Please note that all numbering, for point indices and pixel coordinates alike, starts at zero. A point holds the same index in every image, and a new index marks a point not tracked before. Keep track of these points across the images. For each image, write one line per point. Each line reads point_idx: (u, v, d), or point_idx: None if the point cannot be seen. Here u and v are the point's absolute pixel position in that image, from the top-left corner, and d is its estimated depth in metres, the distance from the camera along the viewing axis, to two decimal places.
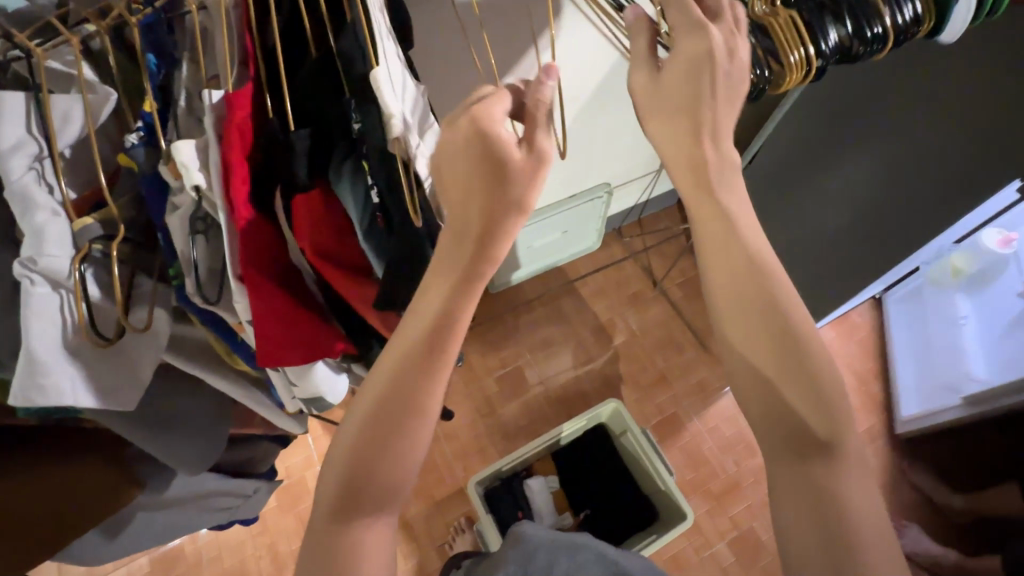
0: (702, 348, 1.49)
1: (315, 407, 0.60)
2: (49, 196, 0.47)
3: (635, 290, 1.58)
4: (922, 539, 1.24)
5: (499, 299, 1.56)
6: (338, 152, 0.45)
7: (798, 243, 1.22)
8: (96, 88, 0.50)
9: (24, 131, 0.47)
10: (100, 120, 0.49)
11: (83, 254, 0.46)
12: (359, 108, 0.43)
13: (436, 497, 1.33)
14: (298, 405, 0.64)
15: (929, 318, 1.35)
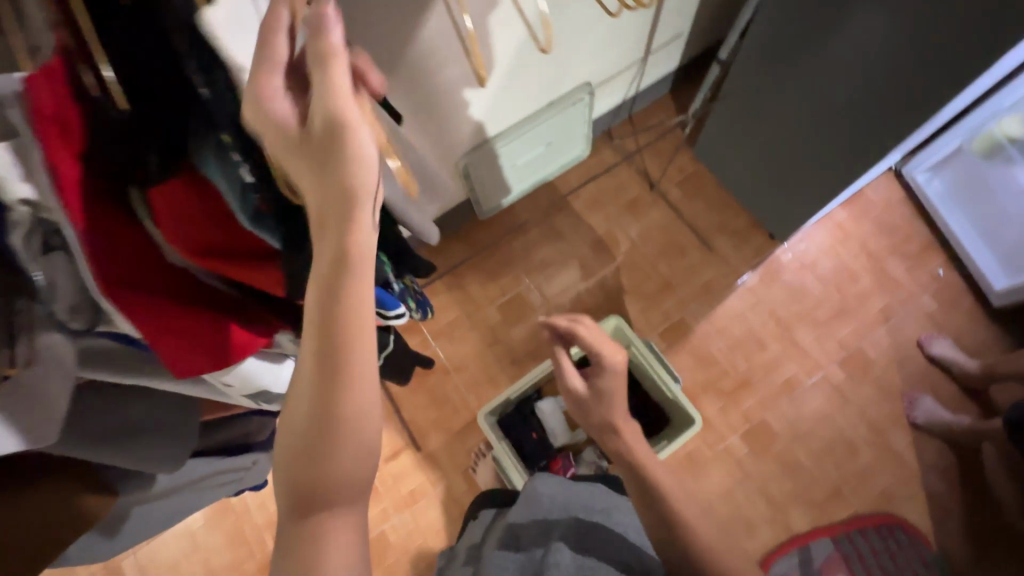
0: (706, 248, 1.43)
1: (263, 398, 0.62)
2: None
3: (631, 195, 1.49)
4: (935, 409, 1.25)
5: (491, 225, 1.50)
6: (195, 132, 0.39)
7: (805, 123, 1.09)
8: None
9: None
10: None
11: None
12: (200, 70, 0.36)
13: (455, 427, 1.37)
14: (256, 396, 0.62)
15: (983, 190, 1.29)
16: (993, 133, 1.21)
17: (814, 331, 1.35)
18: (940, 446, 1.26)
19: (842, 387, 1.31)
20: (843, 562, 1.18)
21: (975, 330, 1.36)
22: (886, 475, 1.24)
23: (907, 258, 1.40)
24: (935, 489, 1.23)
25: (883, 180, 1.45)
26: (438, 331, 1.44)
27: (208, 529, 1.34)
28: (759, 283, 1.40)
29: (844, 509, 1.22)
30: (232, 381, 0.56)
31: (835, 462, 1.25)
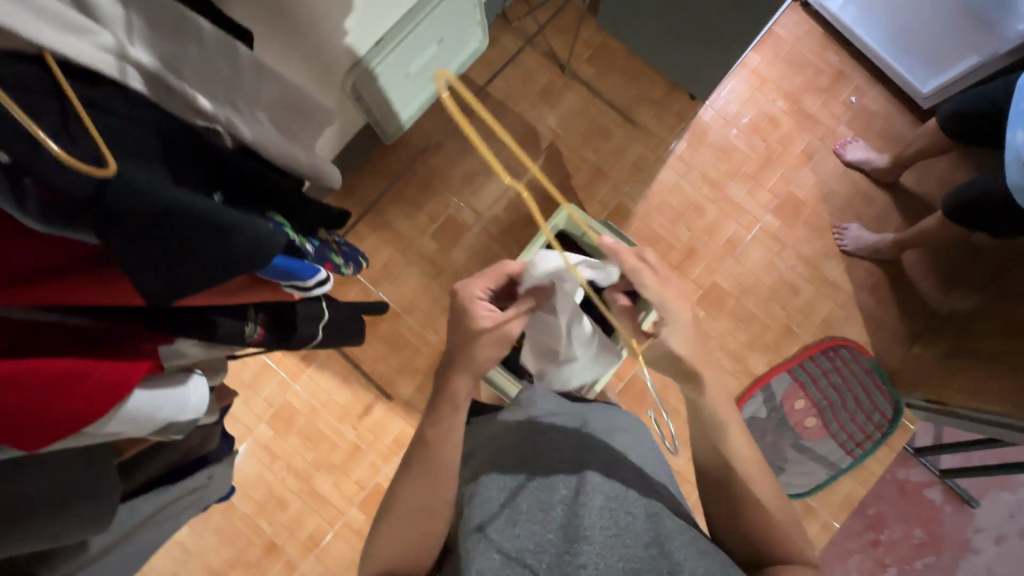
0: (630, 124, 1.36)
1: (306, 317, 0.56)
2: (159, 421, 0.39)
3: (543, 83, 1.37)
4: (863, 233, 1.31)
5: (401, 149, 1.36)
6: (185, 333, 0.41)
7: None
8: (144, 412, 0.38)
9: (140, 425, 0.38)
10: (155, 414, 0.39)
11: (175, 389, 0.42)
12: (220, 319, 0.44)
13: (418, 365, 1.33)
14: (293, 317, 0.54)
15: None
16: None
17: (746, 185, 1.35)
18: (869, 265, 1.33)
19: (778, 234, 1.35)
20: (801, 388, 1.31)
21: (897, 140, 1.36)
22: (827, 303, 1.33)
23: (821, 92, 1.37)
24: (869, 305, 1.33)
25: (789, 13, 1.38)
26: (376, 277, 1.33)
27: (195, 535, 1.28)
28: (688, 148, 1.36)
29: (795, 343, 1.32)
30: (124, 429, 0.36)
31: (781, 305, 1.33)
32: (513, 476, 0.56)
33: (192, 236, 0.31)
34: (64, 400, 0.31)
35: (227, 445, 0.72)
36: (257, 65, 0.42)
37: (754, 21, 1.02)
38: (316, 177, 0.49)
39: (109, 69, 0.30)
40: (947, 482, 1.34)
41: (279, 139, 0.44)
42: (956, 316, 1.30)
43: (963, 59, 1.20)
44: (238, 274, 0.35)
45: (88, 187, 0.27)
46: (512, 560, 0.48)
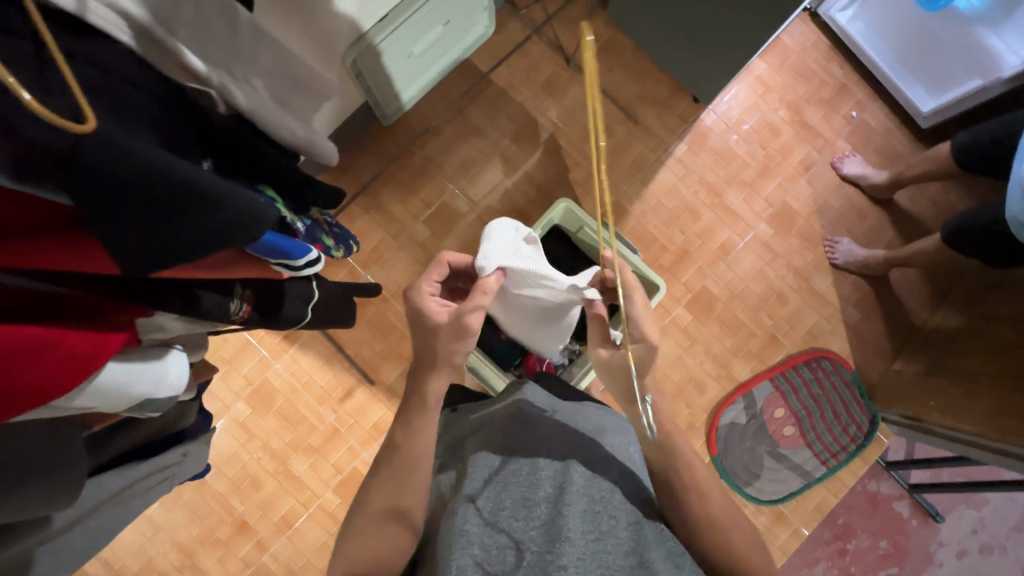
0: (632, 122, 1.35)
1: (295, 297, 0.54)
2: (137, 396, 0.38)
3: (546, 75, 1.35)
4: (854, 248, 1.32)
5: (398, 131, 1.33)
6: (166, 305, 0.39)
7: None
8: (123, 386, 0.36)
9: (118, 398, 0.36)
10: (135, 389, 0.37)
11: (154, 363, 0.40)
12: (204, 294, 0.42)
13: (402, 351, 1.32)
14: (282, 297, 0.52)
15: (905, 12, 1.23)
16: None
17: (743, 193, 1.35)
18: (857, 280, 1.35)
19: (771, 243, 1.35)
20: (782, 396, 1.32)
21: (893, 158, 1.37)
22: (813, 315, 1.34)
23: (823, 104, 1.37)
24: (854, 319, 1.35)
25: (798, 22, 1.38)
26: (365, 260, 1.31)
27: (165, 510, 1.26)
28: (687, 151, 1.36)
29: (779, 352, 1.33)
30: (95, 403, 0.35)
31: (768, 313, 1.34)
32: (496, 473, 0.55)
33: (177, 203, 0.30)
34: (30, 368, 0.29)
35: (203, 422, 0.70)
36: (257, 28, 0.40)
37: (762, 29, 1.02)
38: (310, 152, 0.47)
39: (84, 14, 0.28)
40: (915, 497, 1.37)
41: (275, 109, 0.42)
42: (936, 335, 1.32)
43: (965, 79, 1.22)
44: (225, 247, 0.33)
45: (66, 143, 0.26)
46: (491, 555, 0.45)
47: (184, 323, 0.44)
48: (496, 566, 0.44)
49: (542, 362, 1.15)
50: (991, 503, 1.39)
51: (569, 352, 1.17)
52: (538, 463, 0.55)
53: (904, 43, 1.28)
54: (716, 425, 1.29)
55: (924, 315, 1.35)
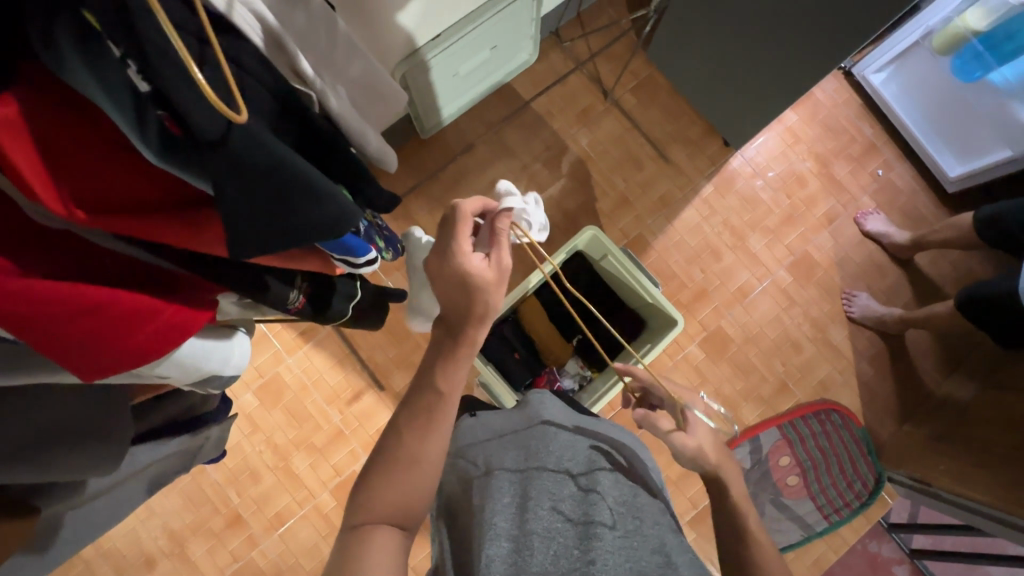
0: (662, 159, 1.38)
1: (344, 292, 0.57)
2: (200, 374, 0.42)
3: (583, 106, 1.39)
4: (871, 303, 1.32)
5: (435, 146, 1.37)
6: (238, 287, 0.42)
7: (766, 38, 1.02)
8: (188, 366, 0.40)
9: (181, 376, 0.40)
10: (199, 368, 0.41)
11: (217, 341, 0.43)
12: (273, 281, 0.45)
13: (414, 361, 1.33)
14: (334, 291, 0.55)
15: (940, 81, 1.26)
16: (956, 28, 1.12)
17: (766, 238, 1.37)
18: (872, 336, 1.35)
19: (789, 290, 1.36)
20: (788, 444, 1.31)
21: (917, 219, 1.38)
22: (826, 366, 1.34)
23: (850, 160, 1.39)
24: (867, 375, 1.34)
25: (832, 79, 1.41)
26: (387, 267, 1.33)
27: (162, 494, 1.26)
28: (714, 193, 1.38)
29: (789, 400, 1.33)
30: (170, 373, 0.39)
31: (781, 360, 1.34)
32: (522, 471, 0.56)
33: (285, 193, 0.32)
34: (122, 332, 0.32)
35: (224, 408, 0.71)
36: (348, 40, 0.46)
37: (799, 83, 1.04)
38: (377, 157, 0.50)
39: (233, 16, 0.32)
40: (916, 563, 1.34)
41: (355, 114, 0.45)
42: (949, 400, 1.31)
43: (995, 149, 1.25)
44: (314, 241, 0.36)
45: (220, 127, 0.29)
46: (521, 544, 0.46)
47: (247, 305, 0.46)
48: (525, 554, 0.45)
49: (553, 385, 1.16)
50: None
51: (580, 377, 1.20)
52: (562, 463, 0.56)
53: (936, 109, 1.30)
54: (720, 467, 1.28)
55: (938, 378, 1.34)
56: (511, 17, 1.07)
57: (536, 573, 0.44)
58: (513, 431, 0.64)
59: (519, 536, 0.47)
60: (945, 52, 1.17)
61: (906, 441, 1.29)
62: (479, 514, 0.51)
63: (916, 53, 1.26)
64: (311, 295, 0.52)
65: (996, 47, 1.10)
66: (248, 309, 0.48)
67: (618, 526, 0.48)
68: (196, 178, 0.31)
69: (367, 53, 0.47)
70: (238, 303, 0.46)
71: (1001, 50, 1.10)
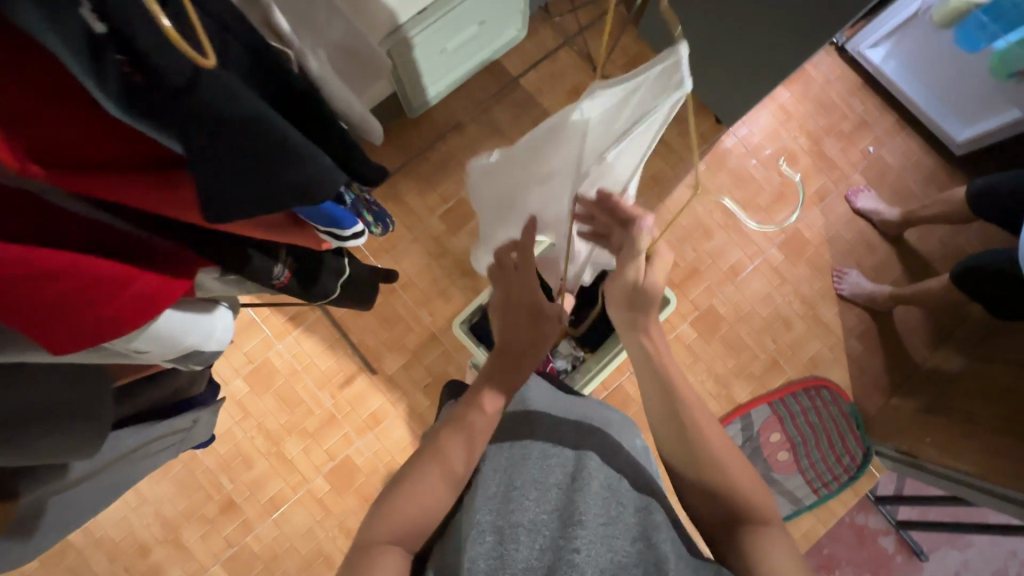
0: None
1: (331, 268, 0.56)
2: (175, 349, 0.41)
3: (573, 83, 1.36)
4: (861, 280, 1.33)
5: (423, 124, 1.34)
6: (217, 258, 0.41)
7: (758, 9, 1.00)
8: (161, 341, 0.39)
9: (153, 349, 0.39)
10: (174, 342, 0.40)
11: (196, 315, 0.43)
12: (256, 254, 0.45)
13: (406, 344, 1.32)
14: (321, 267, 0.54)
15: (939, 50, 1.26)
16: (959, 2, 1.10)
17: (757, 217, 1.37)
18: (861, 312, 1.36)
19: (780, 268, 1.36)
20: (778, 421, 1.32)
21: (907, 196, 1.38)
22: (816, 343, 1.35)
23: (842, 137, 1.39)
24: (856, 351, 1.36)
25: (824, 55, 1.40)
26: (377, 249, 1.31)
27: (153, 482, 1.25)
28: (706, 171, 1.37)
29: (779, 377, 1.34)
30: (147, 347, 0.38)
31: (772, 338, 1.35)
32: (506, 462, 0.55)
33: (262, 152, 0.31)
34: (89, 306, 0.32)
35: (213, 392, 0.70)
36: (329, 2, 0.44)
37: (789, 56, 1.03)
38: (361, 127, 0.48)
39: None
40: (902, 533, 1.38)
41: (340, 82, 0.43)
42: (936, 373, 1.33)
43: (999, 111, 1.27)
44: (291, 206, 0.35)
45: (185, 76, 0.28)
46: (505, 537, 0.45)
47: (230, 281, 0.46)
48: (509, 548, 0.44)
49: (547, 365, 1.16)
50: (976, 545, 1.39)
51: (573, 358, 1.18)
52: (547, 450, 0.55)
53: (936, 79, 1.30)
54: None
55: (926, 353, 1.36)
56: None
57: (520, 568, 0.43)
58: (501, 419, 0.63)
59: (502, 528, 0.46)
60: (947, 25, 1.16)
61: (893, 415, 1.31)
62: (464, 510, 0.50)
63: (913, 25, 1.26)
64: (297, 270, 0.51)
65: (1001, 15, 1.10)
66: (232, 286, 0.48)
67: (602, 511, 0.48)
68: (163, 135, 0.30)
69: (348, 14, 0.45)
70: (221, 278, 0.45)
71: (1005, 19, 1.10)
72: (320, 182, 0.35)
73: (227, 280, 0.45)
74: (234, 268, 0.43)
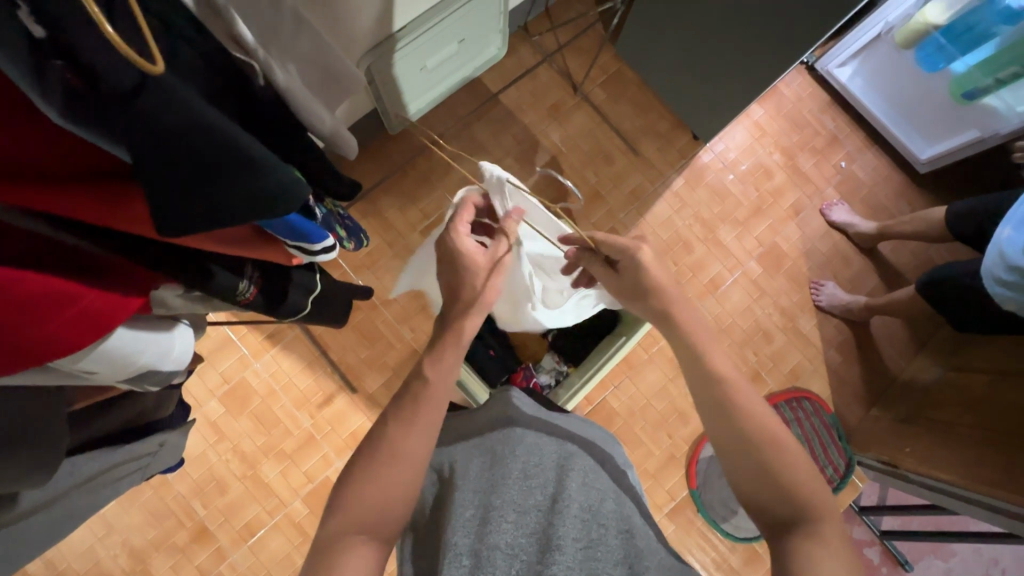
0: (633, 153, 1.39)
1: (300, 284, 0.56)
2: (126, 371, 0.39)
3: (553, 100, 1.38)
4: (837, 292, 1.35)
5: (404, 141, 1.34)
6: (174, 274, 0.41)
7: (731, 27, 1.03)
8: (111, 363, 0.37)
9: (102, 372, 0.37)
10: (125, 364, 0.38)
11: (152, 333, 0.42)
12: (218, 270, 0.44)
13: (388, 362, 1.30)
14: (290, 283, 0.53)
15: (904, 71, 1.30)
16: (919, 23, 1.15)
17: (735, 230, 1.39)
18: (838, 323, 1.38)
19: (759, 281, 1.38)
20: None
21: (878, 209, 1.42)
22: (796, 354, 1.37)
23: (815, 153, 1.43)
24: (835, 361, 1.37)
25: (795, 74, 1.44)
26: (358, 265, 1.30)
27: (121, 510, 1.20)
28: (684, 186, 1.39)
29: (761, 389, 1.34)
30: (98, 369, 0.37)
31: (753, 350, 1.36)
32: (485, 480, 0.54)
33: (215, 163, 0.30)
34: (37, 324, 0.30)
35: (182, 414, 0.67)
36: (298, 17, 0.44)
37: (762, 73, 1.05)
38: (333, 141, 0.48)
39: None
40: (886, 543, 1.38)
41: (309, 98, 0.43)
42: (913, 384, 1.34)
43: (962, 130, 1.31)
44: (253, 216, 0.34)
45: (130, 81, 0.27)
46: (482, 561, 0.44)
47: (191, 298, 0.45)
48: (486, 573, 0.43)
49: (529, 381, 1.14)
50: (959, 554, 1.40)
51: (556, 373, 1.18)
52: (527, 470, 0.54)
53: (901, 98, 1.35)
54: (697, 458, 1.30)
55: (902, 363, 1.38)
56: (477, 8, 1.05)
57: None
58: (481, 436, 0.62)
59: (479, 550, 0.45)
60: (908, 46, 1.21)
61: (873, 426, 1.33)
62: (441, 531, 0.50)
63: (877, 46, 1.30)
64: (264, 287, 0.50)
65: (956, 39, 1.14)
66: (195, 304, 0.46)
67: (582, 534, 0.46)
68: (109, 142, 0.29)
69: (317, 28, 0.45)
70: (182, 294, 0.44)
71: (961, 42, 1.14)
72: (281, 196, 0.34)
73: (188, 297, 0.44)
74: (195, 283, 0.42)
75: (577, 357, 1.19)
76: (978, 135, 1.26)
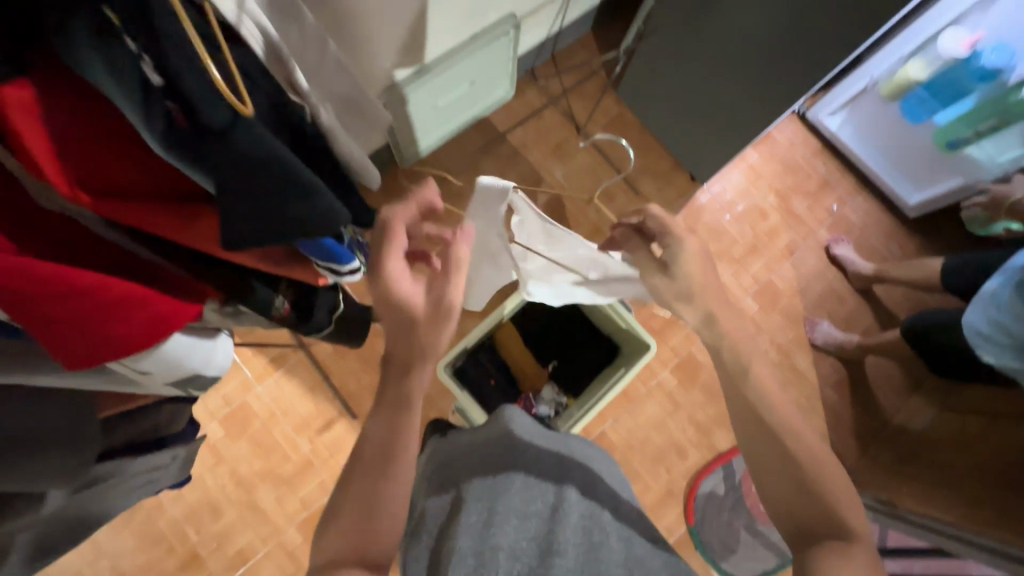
0: (633, 191, 1.44)
1: (323, 303, 0.58)
2: (176, 373, 0.42)
3: (557, 139, 1.45)
4: (832, 330, 1.38)
5: (413, 175, 1.39)
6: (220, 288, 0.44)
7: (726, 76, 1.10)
8: (166, 364, 0.40)
9: (155, 372, 0.40)
10: (177, 367, 0.41)
11: (200, 342, 0.44)
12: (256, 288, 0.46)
13: None
14: (315, 302, 0.56)
15: (890, 121, 1.37)
16: (902, 78, 1.22)
17: (731, 268, 1.43)
18: (833, 361, 1.40)
19: (755, 318, 1.41)
20: None
21: (870, 251, 1.47)
22: (792, 391, 1.38)
23: (807, 196, 1.48)
24: (831, 399, 1.39)
25: (788, 122, 1.52)
26: (364, 292, 1.33)
27: (113, 533, 1.18)
28: (682, 224, 1.44)
29: None
30: (153, 370, 0.40)
31: None
32: (487, 489, 0.55)
33: (279, 187, 0.34)
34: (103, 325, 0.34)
35: (192, 431, 0.69)
36: (336, 62, 0.48)
37: (755, 119, 1.12)
38: (361, 173, 0.51)
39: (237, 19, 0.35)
40: None
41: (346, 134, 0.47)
42: (908, 426, 1.35)
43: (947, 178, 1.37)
44: (298, 238, 0.37)
45: (223, 117, 0.32)
46: (484, 560, 0.44)
47: (230, 313, 0.47)
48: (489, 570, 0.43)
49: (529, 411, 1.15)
50: None
51: (556, 403, 1.18)
52: (529, 482, 0.55)
53: (888, 147, 1.42)
54: (695, 494, 1.29)
55: (898, 403, 1.40)
56: (488, 53, 1.12)
57: None
58: (482, 450, 0.63)
59: (482, 549, 0.46)
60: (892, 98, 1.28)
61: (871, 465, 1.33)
62: (444, 535, 0.50)
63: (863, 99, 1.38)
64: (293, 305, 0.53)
65: (938, 93, 1.21)
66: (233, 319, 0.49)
67: (582, 539, 0.48)
68: (192, 167, 0.33)
69: (353, 73, 0.50)
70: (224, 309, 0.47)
71: (941, 96, 1.21)
72: (327, 220, 0.37)
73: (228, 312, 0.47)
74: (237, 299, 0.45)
75: (577, 387, 1.21)
76: (962, 183, 1.32)
